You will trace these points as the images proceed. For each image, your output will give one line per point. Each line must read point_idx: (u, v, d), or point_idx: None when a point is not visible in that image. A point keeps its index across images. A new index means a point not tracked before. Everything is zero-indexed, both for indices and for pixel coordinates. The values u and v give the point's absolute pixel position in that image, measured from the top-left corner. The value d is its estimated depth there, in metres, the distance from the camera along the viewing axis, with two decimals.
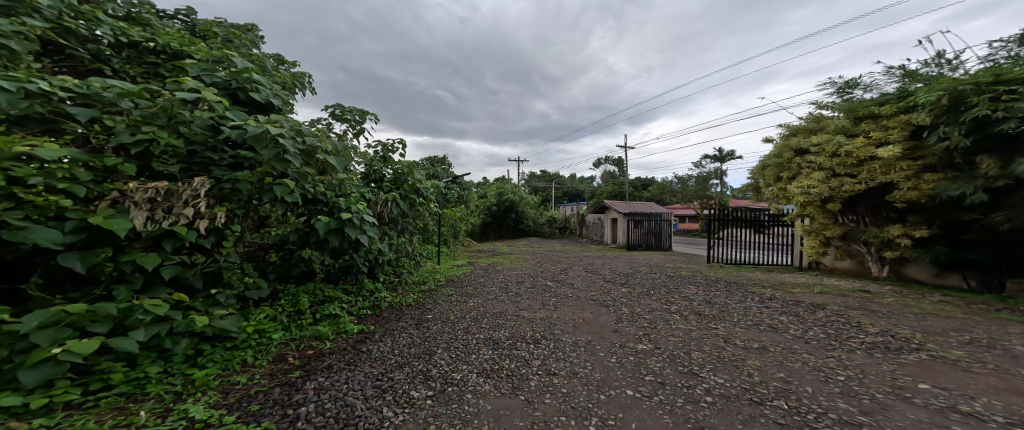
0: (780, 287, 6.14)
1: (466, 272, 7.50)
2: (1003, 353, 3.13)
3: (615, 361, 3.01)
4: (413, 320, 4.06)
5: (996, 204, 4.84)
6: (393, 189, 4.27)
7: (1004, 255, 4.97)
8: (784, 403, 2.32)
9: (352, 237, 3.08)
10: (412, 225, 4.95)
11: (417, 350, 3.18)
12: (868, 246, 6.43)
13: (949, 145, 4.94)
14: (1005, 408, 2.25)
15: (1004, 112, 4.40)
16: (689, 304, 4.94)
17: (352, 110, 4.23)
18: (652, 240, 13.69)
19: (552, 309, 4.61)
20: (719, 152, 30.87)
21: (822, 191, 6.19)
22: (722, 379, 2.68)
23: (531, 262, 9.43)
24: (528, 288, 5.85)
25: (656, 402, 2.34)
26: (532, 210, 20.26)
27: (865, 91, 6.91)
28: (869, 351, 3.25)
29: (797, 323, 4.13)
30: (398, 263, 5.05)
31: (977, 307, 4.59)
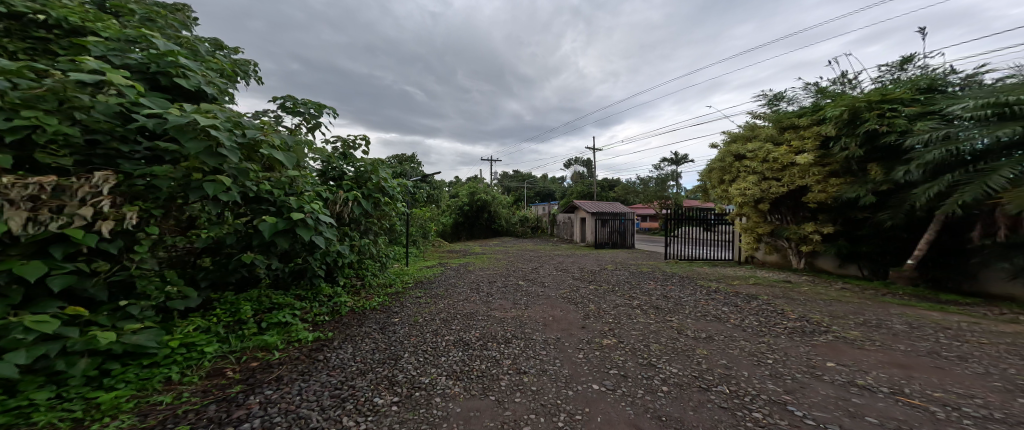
0: (723, 279, 6.74)
1: (436, 273, 7.31)
2: (888, 331, 3.68)
3: (582, 356, 3.11)
4: (377, 324, 3.87)
5: (881, 205, 5.72)
6: (354, 187, 4.04)
7: (886, 248, 5.86)
8: (726, 388, 2.54)
9: (304, 240, 2.84)
10: (377, 226, 4.72)
11: (384, 355, 3.06)
12: (790, 241, 7.25)
13: (848, 154, 5.78)
14: (889, 379, 2.65)
15: (887, 126, 5.23)
16: (649, 299, 5.24)
17: (306, 103, 3.95)
18: (617, 238, 14.29)
19: (524, 308, 4.63)
20: (675, 156, 32.97)
21: (755, 193, 6.87)
22: (676, 369, 2.87)
23: (503, 262, 9.45)
24: (499, 288, 5.83)
25: (619, 394, 2.45)
26: (503, 209, 20.19)
27: (788, 104, 7.78)
28: (799, 335, 3.66)
29: (737, 312, 4.55)
30: (359, 266, 4.80)
31: (869, 292, 5.38)
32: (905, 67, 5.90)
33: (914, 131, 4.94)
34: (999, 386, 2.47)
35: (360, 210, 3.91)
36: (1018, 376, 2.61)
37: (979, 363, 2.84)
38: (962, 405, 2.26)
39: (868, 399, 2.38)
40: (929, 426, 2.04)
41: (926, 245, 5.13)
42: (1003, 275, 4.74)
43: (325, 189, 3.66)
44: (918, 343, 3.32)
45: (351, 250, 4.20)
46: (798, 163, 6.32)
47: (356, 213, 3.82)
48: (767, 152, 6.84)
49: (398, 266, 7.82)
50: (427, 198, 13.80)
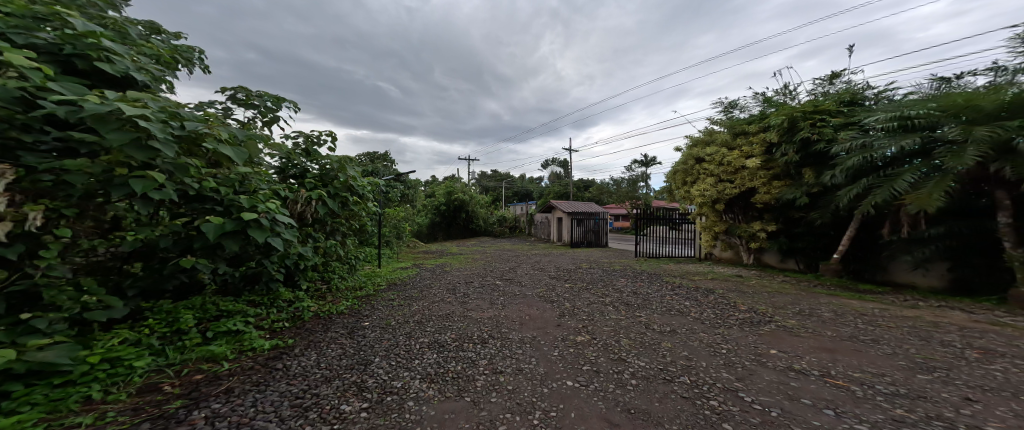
0: (685, 275, 7.12)
1: (410, 275, 7.08)
2: (821, 319, 4.07)
3: (557, 354, 3.15)
4: (345, 329, 3.69)
5: (813, 205, 6.33)
6: (318, 186, 3.78)
7: (818, 243, 6.53)
8: (688, 378, 2.68)
9: (259, 242, 2.61)
10: (344, 227, 4.48)
11: (353, 361, 2.91)
12: (742, 239, 7.81)
13: (788, 159, 6.35)
14: (820, 363, 2.93)
15: (818, 135, 5.81)
16: (620, 296, 5.42)
17: (261, 96, 3.66)
18: (592, 237, 14.64)
19: (500, 308, 4.60)
20: (645, 159, 34.39)
21: (712, 194, 7.32)
22: (644, 362, 2.99)
23: (480, 261, 9.37)
24: (477, 289, 5.74)
25: (592, 390, 2.49)
26: (481, 209, 19.87)
27: (740, 112, 8.38)
28: (753, 326, 3.94)
29: (697, 306, 4.83)
30: (324, 268, 4.54)
31: (805, 284, 5.93)
32: (834, 81, 6.55)
33: (839, 140, 5.51)
34: (904, 365, 2.81)
35: (326, 210, 3.68)
36: (923, 356, 2.96)
37: (898, 345, 3.20)
38: (875, 383, 2.54)
39: (803, 382, 2.61)
40: (852, 404, 2.27)
41: (848, 242, 5.76)
42: (907, 267, 5.45)
43: (284, 187, 3.42)
44: (843, 329, 3.72)
45: (314, 252, 3.95)
46: (748, 166, 6.81)
47: (321, 213, 3.60)
48: (722, 156, 7.30)
49: (371, 268, 7.51)
50: (402, 197, 13.40)
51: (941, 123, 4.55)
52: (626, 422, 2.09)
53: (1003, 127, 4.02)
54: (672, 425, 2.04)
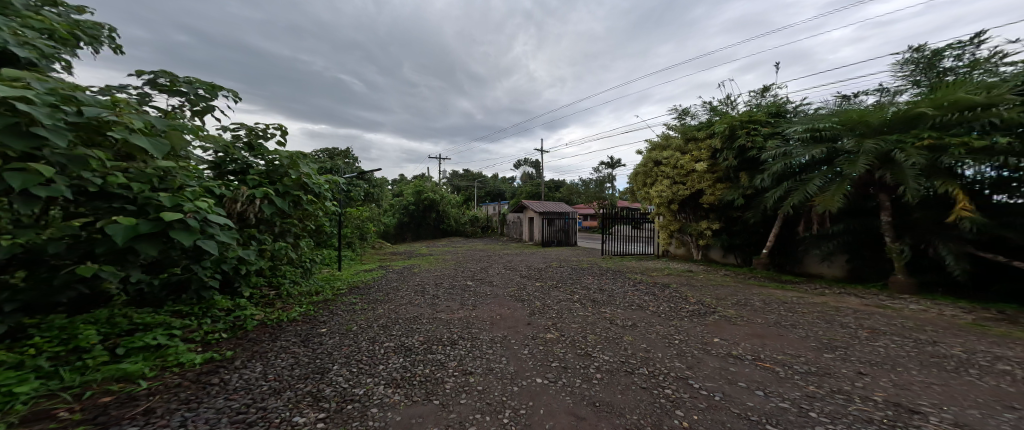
0: (645, 271, 7.49)
1: (375, 277, 6.73)
2: (757, 308, 4.48)
3: (527, 352, 3.14)
4: (297, 337, 3.41)
5: (747, 205, 6.97)
6: (264, 183, 3.42)
7: (751, 240, 7.22)
8: (646, 369, 2.81)
9: (186, 246, 2.31)
10: (297, 228, 4.13)
11: (308, 370, 2.69)
12: (691, 237, 8.38)
13: (728, 164, 6.94)
14: (752, 348, 3.22)
15: (751, 142, 6.46)
16: (587, 293, 5.57)
17: (191, 83, 3.28)
18: (562, 236, 14.88)
19: (469, 309, 4.51)
20: (611, 161, 35.73)
21: (667, 195, 7.74)
22: (608, 356, 3.09)
23: (450, 262, 9.15)
24: (445, 290, 5.57)
25: (560, 385, 2.52)
26: (452, 208, 19.32)
27: (691, 118, 9.00)
28: (703, 317, 4.24)
29: (654, 300, 5.10)
30: (272, 273, 4.15)
31: (743, 276, 6.50)
32: (765, 95, 7.27)
33: (767, 148, 6.12)
34: (814, 345, 3.19)
35: (275, 210, 3.36)
36: (828, 338, 3.34)
37: (821, 328, 3.59)
38: (794, 363, 2.85)
39: (739, 366, 2.86)
40: (776, 384, 2.52)
41: (773, 239, 6.44)
42: (817, 259, 6.22)
43: (221, 184, 3.08)
44: (770, 315, 4.14)
45: (259, 255, 3.60)
46: (697, 170, 7.32)
47: (266, 214, 3.27)
48: (677, 160, 7.71)
49: (332, 271, 7.04)
50: (368, 197, 12.77)
51: (841, 136, 5.22)
52: (592, 414, 2.13)
53: (885, 140, 4.70)
54: (633, 415, 2.11)
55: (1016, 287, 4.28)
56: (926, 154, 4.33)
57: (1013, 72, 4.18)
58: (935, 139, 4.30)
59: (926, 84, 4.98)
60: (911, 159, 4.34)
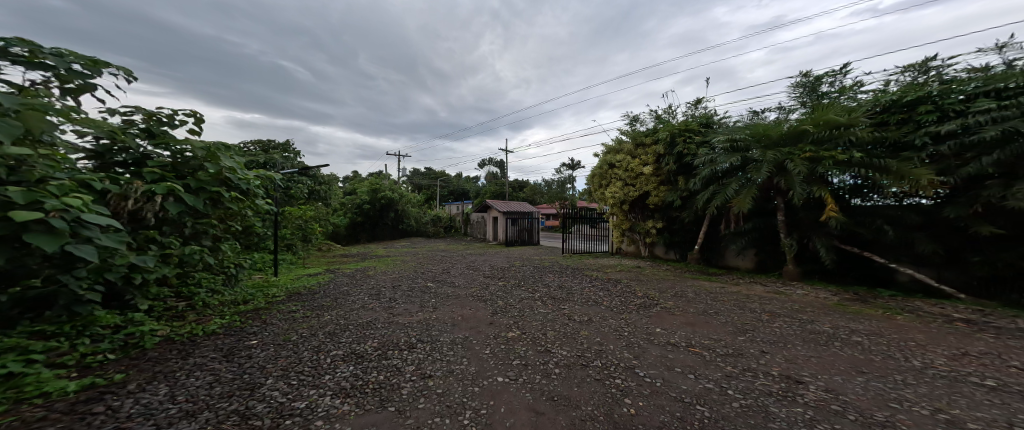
0: (599, 268, 7.85)
1: (323, 282, 6.28)
2: (691, 298, 4.94)
3: (489, 352, 3.14)
4: (218, 351, 3.06)
5: (684, 206, 7.62)
6: (168, 177, 2.96)
7: (687, 237, 7.93)
8: (600, 362, 2.96)
9: (49, 252, 1.86)
10: (216, 230, 3.70)
11: (235, 388, 2.44)
12: (639, 235, 8.94)
13: (669, 168, 7.54)
14: (684, 335, 3.56)
15: (687, 149, 7.14)
16: (548, 291, 5.71)
17: (61, 55, 2.56)
18: (525, 236, 15.00)
19: (428, 310, 4.40)
20: (572, 163, 36.85)
21: (620, 196, 8.21)
22: (566, 351, 3.20)
23: (411, 263, 8.81)
24: (408, 292, 5.42)
25: (521, 383, 2.56)
26: (412, 208, 18.64)
27: (640, 124, 9.61)
28: (648, 309, 4.56)
29: (609, 295, 5.37)
30: (184, 281, 3.65)
31: (680, 271, 7.09)
32: (698, 106, 8.00)
33: (699, 154, 6.76)
34: (730, 329, 3.61)
35: (182, 209, 2.96)
36: (743, 322, 3.79)
37: (740, 315, 4.06)
38: (716, 347, 3.19)
39: (676, 352, 3.15)
40: (704, 367, 2.81)
41: (701, 237, 7.14)
42: (733, 253, 7.03)
43: (104, 178, 2.60)
44: (701, 305, 4.58)
45: (162, 261, 3.07)
46: (644, 173, 7.83)
47: (171, 213, 2.86)
48: (627, 163, 8.17)
49: (267, 277, 6.40)
50: (319, 195, 11.89)
51: (751, 146, 5.93)
52: (550, 409, 2.20)
53: (779, 152, 5.46)
54: (588, 407, 2.22)
55: (867, 272, 5.29)
56: (807, 165, 5.13)
57: (865, 99, 5.14)
58: (813, 152, 5.13)
59: (808, 105, 5.87)
60: (797, 168, 5.11)
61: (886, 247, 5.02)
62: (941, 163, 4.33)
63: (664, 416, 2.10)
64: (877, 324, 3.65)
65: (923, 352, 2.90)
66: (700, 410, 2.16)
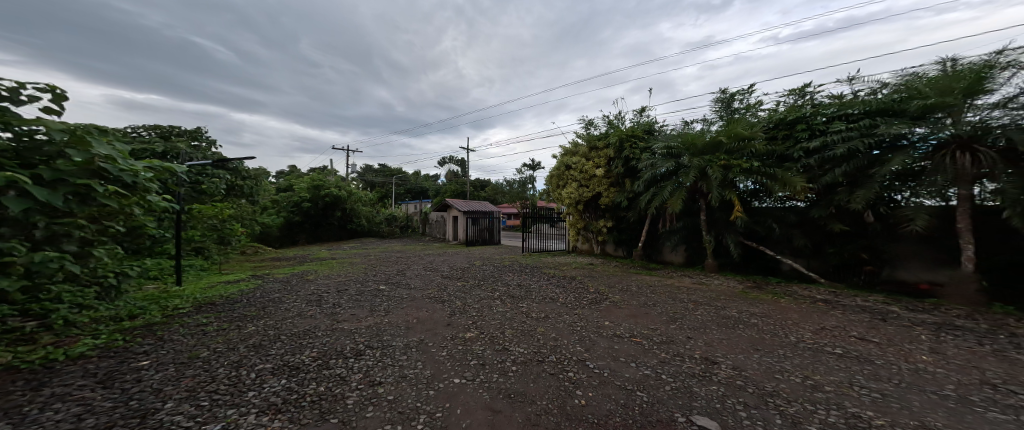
0: (555, 266, 8.12)
1: (250, 290, 5.71)
2: (630, 292, 5.33)
3: (445, 353, 3.10)
4: (85, 376, 2.55)
5: (630, 206, 8.16)
6: (5, 166, 2.08)
7: (632, 235, 8.52)
8: (556, 357, 3.08)
9: None
10: (85, 230, 2.63)
11: (120, 416, 2.06)
12: (592, 234, 9.38)
13: (618, 171, 8.00)
14: (622, 327, 3.84)
15: (633, 154, 7.65)
16: (507, 289, 5.79)
17: None
18: (486, 235, 14.97)
19: (374, 315, 4.22)
20: (533, 164, 37.45)
21: (575, 197, 8.53)
22: (523, 349, 3.28)
23: (360, 266, 8.37)
24: (362, 296, 5.20)
25: (478, 383, 2.58)
26: (362, 206, 17.68)
27: (594, 128, 10.04)
28: (599, 304, 4.82)
29: (565, 292, 5.57)
30: (33, 297, 2.70)
31: (624, 266, 7.62)
32: (643, 114, 8.59)
33: (643, 159, 7.23)
34: (663, 318, 3.97)
35: (31, 206, 2.09)
36: (676, 312, 4.16)
37: (672, 305, 4.47)
38: (653, 336, 3.48)
39: (621, 343, 3.38)
40: (643, 355, 3.05)
41: (643, 235, 7.74)
42: (667, 249, 7.71)
43: None
44: (641, 297, 4.96)
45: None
46: (597, 175, 8.20)
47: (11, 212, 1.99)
48: (582, 166, 8.48)
49: (166, 288, 5.47)
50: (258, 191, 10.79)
51: (682, 153, 6.49)
52: (507, 406, 2.24)
53: (701, 159, 6.09)
54: (543, 401, 2.30)
55: (762, 264, 6.22)
56: (721, 172, 5.78)
57: (761, 117, 6.06)
58: (726, 161, 5.79)
59: (722, 119, 6.58)
60: (714, 174, 5.75)
61: (775, 241, 6.02)
62: (813, 173, 5.23)
63: (611, 404, 2.25)
64: (767, 307, 4.27)
65: (795, 329, 3.49)
66: (641, 395, 2.35)
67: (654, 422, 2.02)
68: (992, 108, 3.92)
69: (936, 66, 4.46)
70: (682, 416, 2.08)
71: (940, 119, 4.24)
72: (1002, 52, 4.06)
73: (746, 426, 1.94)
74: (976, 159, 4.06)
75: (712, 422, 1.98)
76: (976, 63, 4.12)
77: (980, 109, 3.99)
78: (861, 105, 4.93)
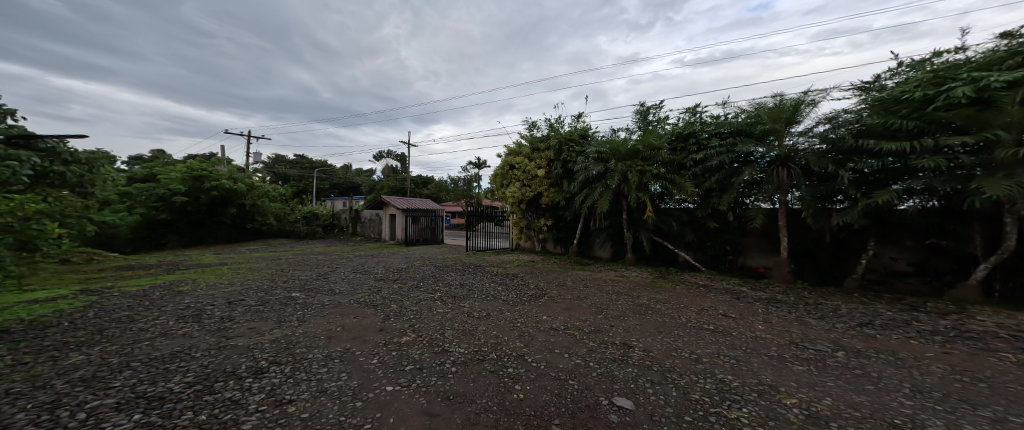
0: (499, 265, 8.15)
1: (109, 302, 4.65)
2: (562, 286, 5.68)
3: (376, 361, 2.94)
4: None
5: (566, 206, 8.62)
6: None
7: (566, 233, 9.03)
8: (496, 354, 3.12)
9: None
10: None
11: None
12: (533, 232, 9.68)
13: (557, 172, 8.36)
14: (549, 319, 4.08)
15: (570, 158, 8.08)
16: (448, 290, 5.69)
17: None
18: (428, 234, 14.56)
19: (282, 328, 3.64)
20: (479, 162, 37.16)
21: (518, 196, 8.70)
22: (464, 349, 3.28)
23: (265, 271, 7.35)
24: (273, 306, 4.49)
25: (414, 388, 2.49)
26: (264, 201, 15.40)
27: (537, 129, 10.31)
28: (538, 300, 4.98)
29: (504, 290, 5.65)
30: None
31: (558, 262, 8.04)
32: (580, 120, 9.06)
33: (580, 161, 7.64)
34: (589, 309, 4.30)
35: None
36: (603, 303, 4.48)
37: (599, 297, 4.79)
38: (583, 327, 3.70)
39: (556, 336, 3.52)
40: (575, 345, 3.23)
41: (578, 233, 8.29)
42: (597, 245, 8.31)
43: None
44: (576, 291, 5.26)
45: None
46: (539, 175, 8.45)
47: None
48: (525, 166, 8.66)
49: None
50: None
51: (609, 157, 6.96)
52: (445, 409, 2.19)
53: (625, 163, 6.68)
54: (482, 399, 2.31)
55: (662, 256, 7.15)
56: (638, 176, 6.44)
57: (667, 129, 6.82)
58: (643, 167, 6.46)
59: (640, 129, 7.22)
60: (633, 179, 6.39)
61: (674, 237, 6.95)
62: (699, 180, 6.21)
63: (546, 395, 2.34)
64: (668, 293, 4.88)
65: (685, 311, 4.04)
66: (572, 383, 2.50)
67: (583, 407, 2.15)
68: (799, 135, 5.27)
69: (769, 99, 5.63)
70: (605, 399, 2.24)
71: (772, 142, 5.43)
72: (808, 92, 5.27)
73: (656, 401, 2.16)
74: (790, 173, 5.34)
75: (629, 401, 2.18)
76: (793, 99, 5.30)
77: (794, 136, 5.31)
78: (723, 126, 6.02)
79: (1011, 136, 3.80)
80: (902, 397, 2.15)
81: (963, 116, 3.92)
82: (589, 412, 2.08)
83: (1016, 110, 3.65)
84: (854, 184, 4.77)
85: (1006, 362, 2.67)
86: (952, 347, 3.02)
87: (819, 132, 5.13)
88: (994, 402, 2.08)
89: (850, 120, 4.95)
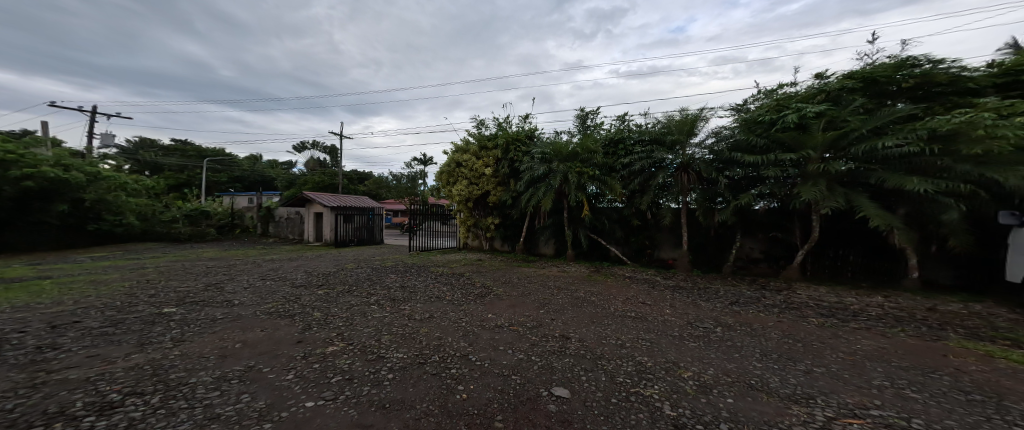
0: (444, 265, 7.85)
1: None
2: (501, 284, 5.66)
3: (292, 377, 2.62)
4: None
5: (512, 205, 8.69)
6: None
7: (511, 230, 9.12)
8: (439, 356, 3.00)
9: None
10: None
11: None
12: (480, 231, 9.59)
13: (504, 171, 8.38)
14: (490, 317, 4.04)
15: (516, 158, 8.17)
16: (387, 293, 5.36)
17: None
18: (364, 234, 13.70)
19: (147, 352, 3.02)
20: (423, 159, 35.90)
21: (465, 194, 8.54)
22: (403, 353, 3.09)
23: (112, 283, 5.92)
24: (132, 327, 3.68)
25: (342, 401, 2.27)
26: (123, 197, 11.92)
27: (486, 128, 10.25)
28: (483, 298, 4.91)
29: (448, 290, 5.48)
30: None
31: (502, 260, 8.07)
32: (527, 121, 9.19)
33: (526, 161, 7.74)
34: (532, 304, 4.37)
35: None
36: (544, 298, 4.58)
37: (541, 292, 4.88)
38: (532, 321, 3.75)
39: (500, 333, 3.50)
40: (519, 341, 3.22)
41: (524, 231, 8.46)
42: (542, 243, 8.50)
43: None
44: (519, 288, 5.29)
45: None
46: (486, 173, 8.36)
47: None
48: (473, 164, 8.52)
49: None
50: None
51: (552, 159, 7.14)
52: (380, 419, 2.03)
53: (565, 165, 6.90)
54: (422, 404, 2.19)
55: (598, 252, 7.59)
56: (577, 177, 6.68)
57: (606, 132, 7.18)
58: (580, 168, 6.72)
59: (580, 133, 7.56)
60: (571, 181, 6.62)
61: (604, 234, 7.40)
62: (626, 182, 6.69)
63: (489, 393, 2.29)
64: (590, 286, 5.15)
65: (613, 301, 4.29)
66: (514, 378, 2.48)
67: (524, 401, 2.14)
68: (698, 146, 5.93)
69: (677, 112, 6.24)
70: (545, 390, 2.26)
71: (678, 151, 6.05)
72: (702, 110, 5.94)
73: (588, 387, 2.23)
74: (688, 177, 6.06)
75: (567, 391, 2.22)
76: (693, 112, 5.96)
77: (694, 146, 5.94)
78: (641, 134, 6.58)
79: (815, 154, 4.83)
80: (754, 361, 2.52)
81: (792, 138, 4.82)
82: (530, 405, 2.08)
83: (820, 134, 4.64)
84: (728, 188, 5.71)
85: (812, 326, 3.37)
86: (783, 316, 3.69)
87: (708, 145, 5.86)
88: (807, 358, 2.60)
89: (728, 135, 5.77)
